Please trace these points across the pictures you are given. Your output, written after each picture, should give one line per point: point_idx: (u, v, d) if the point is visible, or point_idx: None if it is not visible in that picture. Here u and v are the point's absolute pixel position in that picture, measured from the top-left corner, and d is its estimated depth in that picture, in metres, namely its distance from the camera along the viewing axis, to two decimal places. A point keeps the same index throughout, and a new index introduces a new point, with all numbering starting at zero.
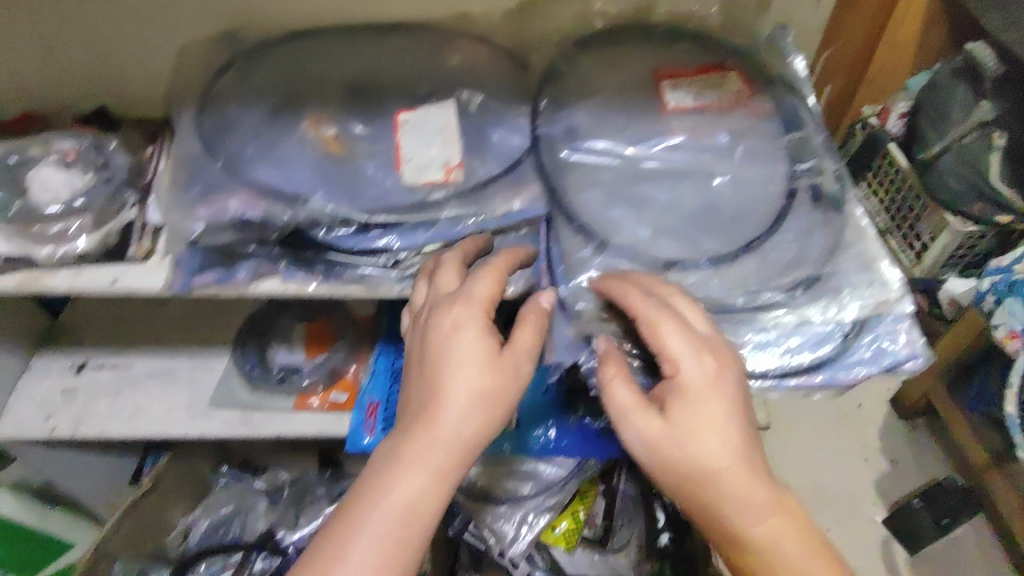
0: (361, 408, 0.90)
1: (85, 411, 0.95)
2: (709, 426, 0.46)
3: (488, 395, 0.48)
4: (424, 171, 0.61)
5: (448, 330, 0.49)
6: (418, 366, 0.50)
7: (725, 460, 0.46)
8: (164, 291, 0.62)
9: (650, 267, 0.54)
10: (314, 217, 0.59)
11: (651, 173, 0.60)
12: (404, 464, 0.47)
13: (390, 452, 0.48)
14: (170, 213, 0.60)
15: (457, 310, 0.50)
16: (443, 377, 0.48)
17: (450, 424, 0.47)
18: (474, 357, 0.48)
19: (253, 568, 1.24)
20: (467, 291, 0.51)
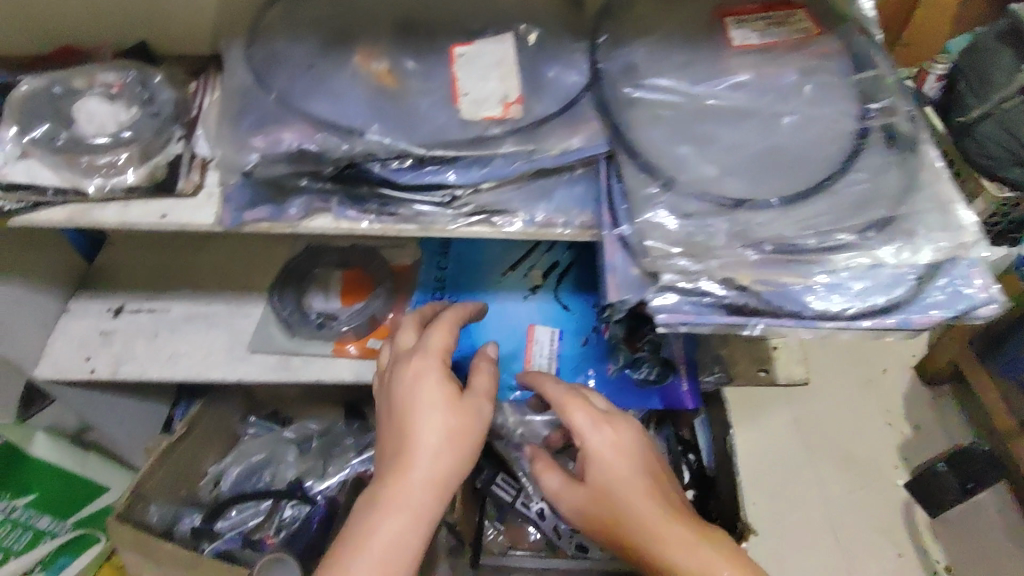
0: None
1: (124, 353, 0.95)
2: (605, 458, 0.69)
3: (454, 434, 0.61)
4: (482, 106, 0.59)
5: (413, 387, 0.63)
6: (389, 422, 0.63)
7: (639, 499, 0.67)
8: (215, 227, 0.62)
9: (718, 205, 0.53)
10: (370, 150, 0.57)
11: (716, 112, 0.58)
12: (387, 504, 0.58)
13: (375, 496, 0.59)
14: (224, 145, 0.59)
15: (420, 367, 0.64)
16: (411, 426, 0.61)
17: (422, 462, 0.59)
18: (439, 402, 0.62)
19: (282, 516, 1.30)
20: (426, 347, 0.66)
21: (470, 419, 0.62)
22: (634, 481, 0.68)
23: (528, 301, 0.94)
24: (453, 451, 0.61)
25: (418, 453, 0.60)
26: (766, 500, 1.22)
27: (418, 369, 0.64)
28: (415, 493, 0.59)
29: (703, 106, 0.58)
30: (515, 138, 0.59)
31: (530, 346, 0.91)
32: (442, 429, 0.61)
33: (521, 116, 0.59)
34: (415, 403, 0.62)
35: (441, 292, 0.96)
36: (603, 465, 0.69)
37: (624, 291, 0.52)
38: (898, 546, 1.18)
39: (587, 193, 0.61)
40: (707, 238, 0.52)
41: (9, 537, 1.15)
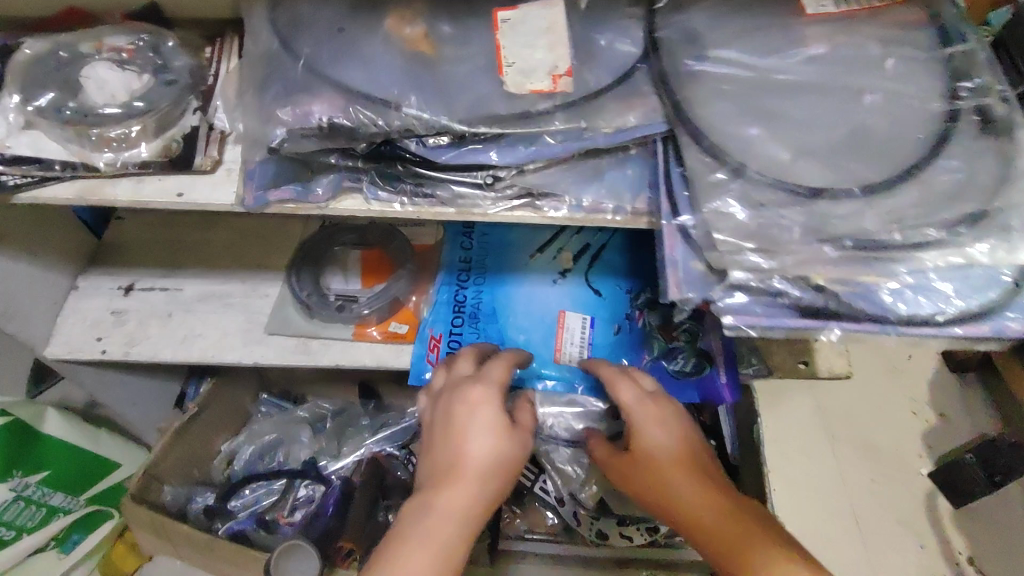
0: (423, 341, 0.88)
1: (137, 334, 0.92)
2: (643, 427, 0.69)
3: (505, 452, 0.64)
4: (529, 77, 0.53)
5: (471, 407, 0.66)
6: (444, 426, 0.66)
7: (676, 459, 0.67)
8: (237, 208, 0.57)
9: (794, 194, 0.47)
10: (409, 126, 0.52)
11: (789, 87, 0.52)
12: (439, 506, 0.59)
13: (428, 495, 0.61)
14: (248, 118, 0.54)
15: (478, 390, 0.67)
16: (466, 440, 0.63)
17: (477, 468, 0.62)
18: (495, 421, 0.65)
19: (298, 496, 1.28)
20: (484, 375, 0.70)
21: (520, 449, 0.65)
22: (673, 450, 0.67)
23: (558, 285, 0.90)
24: (503, 470, 0.63)
25: (472, 464, 0.62)
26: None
27: (476, 392, 0.67)
28: (466, 501, 0.60)
29: (775, 80, 0.52)
30: (566, 113, 0.53)
31: (560, 334, 0.87)
32: (496, 450, 0.63)
33: (574, 90, 0.54)
34: (473, 422, 0.64)
35: (466, 274, 0.92)
36: (643, 434, 0.69)
37: (687, 289, 0.47)
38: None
39: (638, 177, 0.56)
40: (786, 232, 0.46)
41: (21, 517, 1.13)
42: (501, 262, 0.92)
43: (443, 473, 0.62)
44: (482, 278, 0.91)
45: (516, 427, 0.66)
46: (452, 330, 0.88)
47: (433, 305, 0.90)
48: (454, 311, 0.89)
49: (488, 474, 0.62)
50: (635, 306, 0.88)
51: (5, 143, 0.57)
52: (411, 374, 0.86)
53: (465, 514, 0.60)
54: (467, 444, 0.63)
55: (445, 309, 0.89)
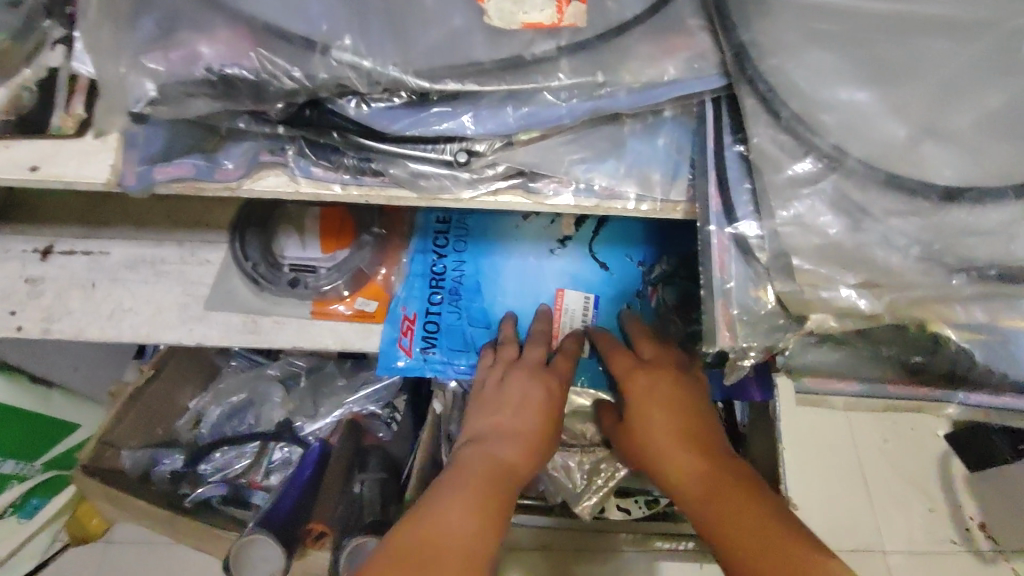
0: (393, 321, 0.68)
1: (61, 306, 0.67)
2: (644, 393, 0.56)
3: (535, 437, 0.55)
4: (522, 4, 0.36)
5: (535, 385, 0.58)
6: (490, 406, 0.58)
7: (677, 429, 0.53)
8: (109, 185, 0.40)
9: (915, 198, 0.32)
10: (342, 79, 0.35)
11: (911, 23, 0.34)
12: (487, 461, 0.51)
13: (469, 463, 0.51)
14: (97, 61, 0.36)
15: (550, 381, 0.59)
16: (523, 418, 0.56)
17: (516, 447, 0.54)
18: (533, 405, 0.57)
19: (271, 459, 1.09)
20: (555, 364, 0.61)
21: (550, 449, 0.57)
22: (693, 429, 0.52)
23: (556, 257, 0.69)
24: (542, 456, 0.56)
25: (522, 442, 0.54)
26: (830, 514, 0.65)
27: (544, 378, 0.59)
28: (509, 472, 0.51)
29: (884, 13, 0.35)
30: (575, 63, 0.36)
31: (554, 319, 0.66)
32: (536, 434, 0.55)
33: (587, 22, 0.37)
34: (536, 404, 0.57)
35: (443, 237, 0.72)
36: (645, 396, 0.55)
37: (747, 339, 0.33)
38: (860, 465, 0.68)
39: (672, 150, 0.40)
40: (881, 248, 0.33)
41: None
42: (488, 225, 0.72)
43: (490, 438, 0.55)
44: (463, 244, 0.71)
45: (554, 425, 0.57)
46: (427, 309, 0.68)
47: (405, 279, 0.70)
48: (433, 285, 0.69)
49: (534, 455, 0.55)
50: (648, 281, 0.68)
51: None
52: (379, 362, 0.66)
53: (510, 477, 0.51)
54: (523, 422, 0.56)
55: (421, 282, 0.70)
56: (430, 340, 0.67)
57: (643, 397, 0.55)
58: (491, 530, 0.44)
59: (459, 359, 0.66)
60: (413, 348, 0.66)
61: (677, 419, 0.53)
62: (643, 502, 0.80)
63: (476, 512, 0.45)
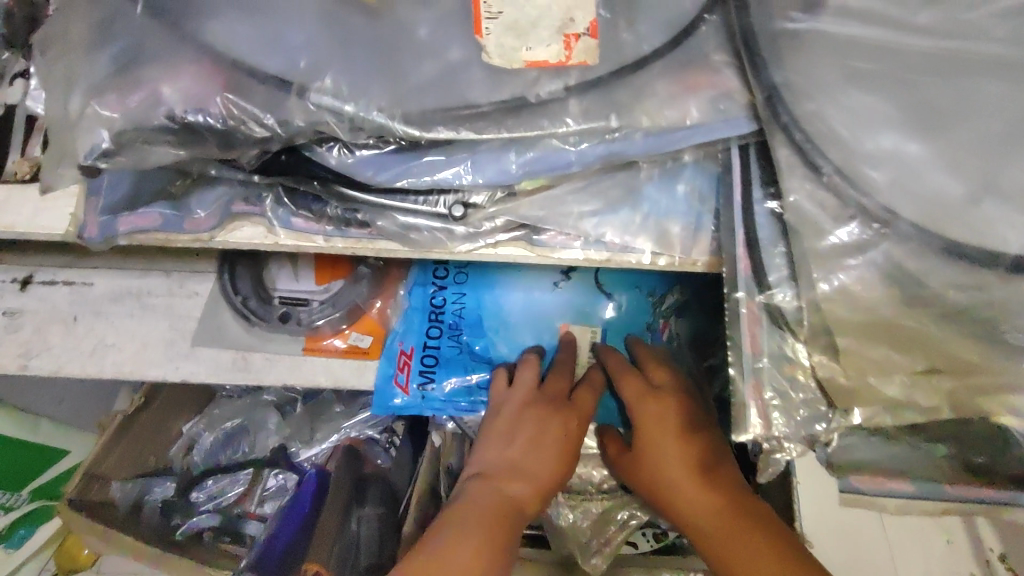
0: (389, 357, 0.63)
1: (39, 343, 0.63)
2: (658, 426, 0.49)
3: (546, 479, 0.51)
4: (525, 38, 0.32)
5: (552, 422, 0.53)
6: (502, 438, 0.53)
7: (694, 470, 0.46)
8: (71, 237, 0.37)
9: (975, 269, 0.28)
10: (321, 125, 0.31)
11: (965, 62, 0.30)
12: (494, 506, 0.47)
13: (471, 508, 0.47)
14: (51, 103, 0.32)
15: (572, 418, 0.54)
16: (536, 456, 0.51)
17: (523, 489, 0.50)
18: (549, 443, 0.52)
19: (265, 488, 1.05)
20: (578, 400, 0.55)
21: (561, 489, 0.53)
22: (714, 469, 0.46)
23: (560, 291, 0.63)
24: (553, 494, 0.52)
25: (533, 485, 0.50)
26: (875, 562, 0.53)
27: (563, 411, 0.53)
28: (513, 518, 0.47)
29: (931, 50, 0.31)
30: (584, 104, 0.32)
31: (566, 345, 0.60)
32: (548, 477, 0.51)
33: (599, 59, 0.32)
34: (551, 442, 0.52)
35: (443, 267, 0.67)
36: (659, 429, 0.49)
37: (781, 427, 0.29)
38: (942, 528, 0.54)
39: (693, 199, 0.36)
40: (932, 323, 0.29)
41: None
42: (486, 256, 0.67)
43: (500, 476, 0.50)
44: (462, 273, 0.66)
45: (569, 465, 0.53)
46: (425, 343, 0.63)
47: (402, 313, 0.65)
48: (431, 318, 0.64)
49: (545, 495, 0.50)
50: (660, 313, 0.63)
51: None
52: (375, 401, 0.61)
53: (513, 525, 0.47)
54: (535, 461, 0.51)
55: (418, 313, 0.65)
56: (430, 374, 0.61)
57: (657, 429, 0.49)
58: None
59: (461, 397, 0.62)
60: (410, 386, 0.61)
61: (695, 459, 0.47)
62: (651, 536, 0.74)
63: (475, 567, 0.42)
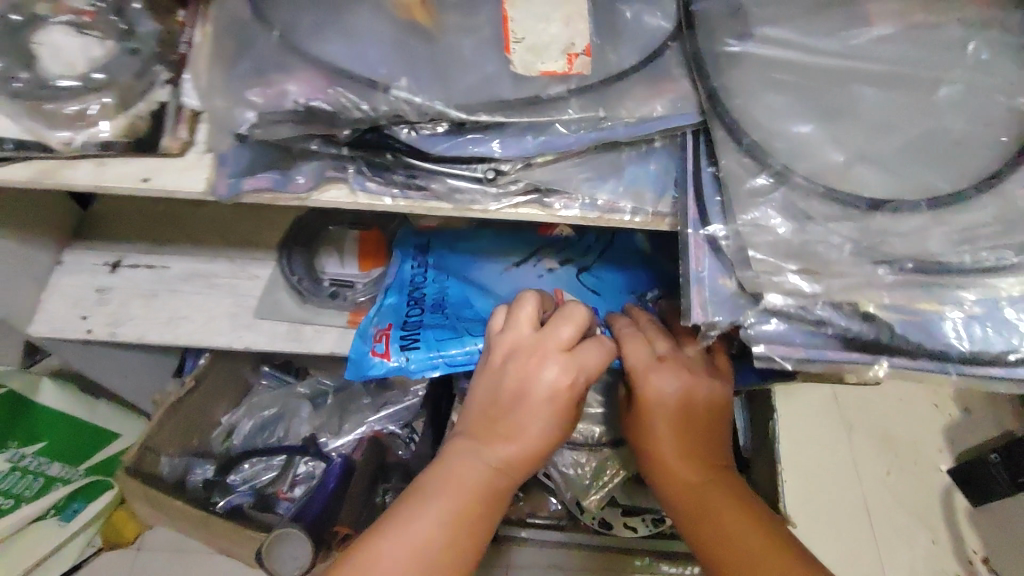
0: (367, 335, 0.72)
1: (122, 312, 0.89)
2: (659, 405, 0.57)
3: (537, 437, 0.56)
4: (541, 56, 0.47)
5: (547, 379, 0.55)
6: (494, 392, 0.57)
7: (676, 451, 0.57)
8: (207, 197, 0.51)
9: (848, 208, 0.40)
10: (399, 111, 0.45)
11: (847, 75, 0.44)
12: (481, 470, 0.55)
13: (457, 467, 0.55)
14: (212, 96, 0.46)
15: (568, 372, 0.56)
16: (527, 414, 0.55)
17: (511, 448, 0.55)
18: (542, 402, 0.55)
19: (296, 473, 1.24)
20: (579, 355, 0.57)
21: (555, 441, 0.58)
22: (692, 447, 0.58)
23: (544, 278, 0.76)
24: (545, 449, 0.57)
25: (525, 442, 0.55)
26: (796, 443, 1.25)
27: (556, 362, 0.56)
28: (499, 476, 0.55)
29: (828, 67, 0.44)
30: (582, 101, 0.46)
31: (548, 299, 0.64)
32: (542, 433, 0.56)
33: (592, 71, 0.47)
34: (543, 399, 0.55)
35: (421, 271, 0.78)
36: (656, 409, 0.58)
37: (713, 313, 0.40)
38: (932, 533, 1.20)
39: (660, 173, 0.49)
40: (826, 246, 0.40)
41: (19, 486, 1.11)
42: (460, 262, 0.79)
43: (492, 435, 0.56)
44: (440, 275, 0.77)
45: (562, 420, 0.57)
46: (404, 321, 0.72)
47: (378, 307, 0.75)
48: (409, 303, 0.75)
49: (541, 447, 0.56)
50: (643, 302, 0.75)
51: None
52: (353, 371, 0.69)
53: (496, 486, 0.55)
54: (527, 421, 0.55)
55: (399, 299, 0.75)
56: (409, 341, 0.70)
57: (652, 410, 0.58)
58: (461, 541, 0.52)
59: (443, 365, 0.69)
60: (390, 352, 0.69)
61: (680, 439, 0.57)
62: None
63: (452, 522, 0.52)
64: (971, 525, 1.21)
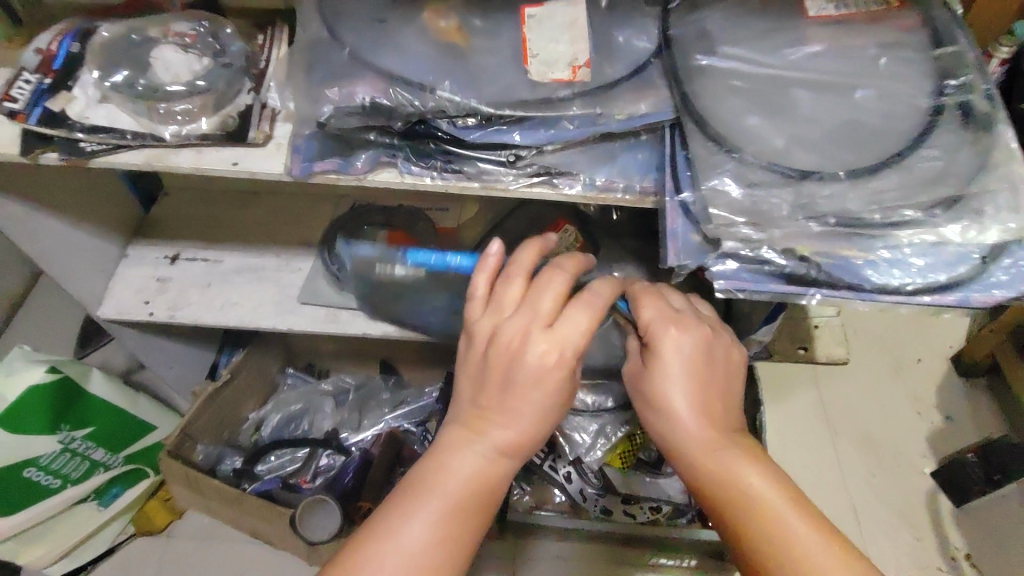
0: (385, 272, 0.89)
1: (180, 299, 1.00)
2: (671, 365, 0.61)
3: (532, 419, 0.59)
4: (551, 68, 0.60)
5: (536, 359, 0.58)
6: (486, 376, 0.60)
7: (693, 412, 0.61)
8: (283, 177, 0.64)
9: (784, 176, 0.53)
10: (442, 107, 0.58)
11: (786, 82, 0.57)
12: (478, 460, 0.59)
13: (451, 453, 0.59)
14: (298, 97, 0.61)
15: (555, 348, 0.59)
16: (518, 397, 0.59)
17: (504, 431, 0.59)
18: (533, 382, 0.58)
19: (319, 464, 1.33)
20: (562, 328, 0.59)
21: (549, 421, 0.61)
22: (709, 406, 0.62)
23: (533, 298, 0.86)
24: (540, 428, 0.60)
25: (521, 422, 0.59)
26: (783, 440, 1.35)
27: (543, 338, 0.59)
28: (492, 463, 0.59)
29: (772, 76, 0.58)
30: (584, 101, 0.59)
31: (534, 249, 0.64)
32: (534, 411, 0.59)
33: (592, 79, 0.59)
34: (531, 380, 0.58)
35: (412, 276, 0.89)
36: (671, 371, 0.61)
37: (681, 257, 0.53)
38: (917, 531, 1.27)
39: (647, 160, 0.62)
40: (770, 207, 0.52)
41: (67, 467, 1.17)
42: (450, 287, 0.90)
43: (487, 420, 0.60)
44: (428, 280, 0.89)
45: (552, 399, 0.59)
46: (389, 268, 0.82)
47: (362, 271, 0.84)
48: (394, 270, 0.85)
49: (535, 427, 0.59)
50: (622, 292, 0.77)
51: (85, 114, 0.64)
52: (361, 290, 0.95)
53: (491, 473, 0.59)
54: (520, 404, 0.59)
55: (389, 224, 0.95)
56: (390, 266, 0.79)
57: (665, 372, 0.61)
58: (459, 530, 0.57)
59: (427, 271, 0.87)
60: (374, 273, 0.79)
61: (699, 400, 0.61)
62: (647, 508, 1.10)
63: (445, 517, 0.56)
64: (956, 525, 1.28)
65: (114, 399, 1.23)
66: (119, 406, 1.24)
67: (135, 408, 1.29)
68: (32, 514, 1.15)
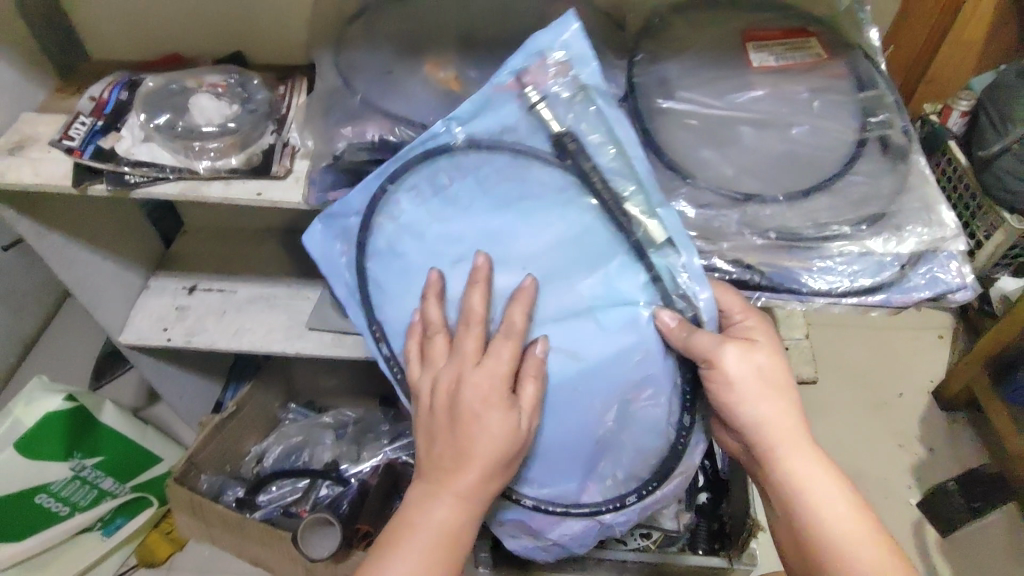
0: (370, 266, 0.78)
1: (197, 326, 1.07)
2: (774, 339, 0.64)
3: (486, 462, 0.59)
4: None
5: (472, 399, 0.59)
6: (436, 428, 0.61)
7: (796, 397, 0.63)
8: (302, 205, 0.73)
9: (730, 199, 0.62)
10: None
11: (734, 121, 0.67)
12: (444, 510, 0.60)
13: (419, 505, 0.61)
14: (319, 137, 0.73)
15: (484, 386, 0.59)
16: (461, 439, 0.59)
17: (463, 478, 0.59)
18: (473, 423, 0.59)
19: (318, 495, 1.36)
20: (486, 363, 0.60)
21: (505, 461, 0.60)
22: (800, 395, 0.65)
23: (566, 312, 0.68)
24: (496, 469, 0.60)
25: (472, 463, 0.59)
26: None
27: (472, 376, 0.60)
28: (457, 509, 0.60)
29: (722, 116, 0.67)
30: None
31: (478, 285, 0.62)
32: (483, 452, 0.59)
33: None
34: (467, 420, 0.59)
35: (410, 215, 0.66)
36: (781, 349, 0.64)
37: None
38: None
39: None
40: (718, 225, 0.62)
41: (76, 495, 1.19)
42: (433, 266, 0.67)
43: (445, 472, 0.60)
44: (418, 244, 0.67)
45: (494, 439, 0.59)
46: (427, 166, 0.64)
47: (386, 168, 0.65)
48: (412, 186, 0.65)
49: (490, 465, 0.59)
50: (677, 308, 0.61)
51: (130, 151, 0.74)
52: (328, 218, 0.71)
53: (456, 518, 0.60)
54: (466, 447, 0.59)
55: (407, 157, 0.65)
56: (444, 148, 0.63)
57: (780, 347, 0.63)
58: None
59: (502, 179, 0.62)
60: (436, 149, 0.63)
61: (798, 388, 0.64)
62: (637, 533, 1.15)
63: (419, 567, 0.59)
64: (941, 554, 1.30)
65: (128, 432, 1.23)
66: (131, 438, 1.25)
67: (146, 441, 1.28)
68: (41, 538, 1.19)
